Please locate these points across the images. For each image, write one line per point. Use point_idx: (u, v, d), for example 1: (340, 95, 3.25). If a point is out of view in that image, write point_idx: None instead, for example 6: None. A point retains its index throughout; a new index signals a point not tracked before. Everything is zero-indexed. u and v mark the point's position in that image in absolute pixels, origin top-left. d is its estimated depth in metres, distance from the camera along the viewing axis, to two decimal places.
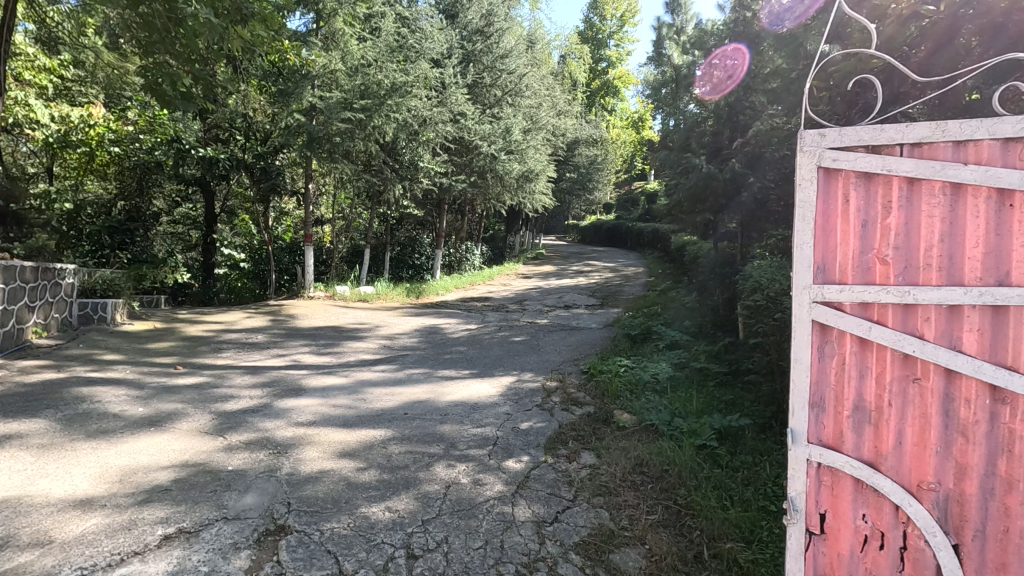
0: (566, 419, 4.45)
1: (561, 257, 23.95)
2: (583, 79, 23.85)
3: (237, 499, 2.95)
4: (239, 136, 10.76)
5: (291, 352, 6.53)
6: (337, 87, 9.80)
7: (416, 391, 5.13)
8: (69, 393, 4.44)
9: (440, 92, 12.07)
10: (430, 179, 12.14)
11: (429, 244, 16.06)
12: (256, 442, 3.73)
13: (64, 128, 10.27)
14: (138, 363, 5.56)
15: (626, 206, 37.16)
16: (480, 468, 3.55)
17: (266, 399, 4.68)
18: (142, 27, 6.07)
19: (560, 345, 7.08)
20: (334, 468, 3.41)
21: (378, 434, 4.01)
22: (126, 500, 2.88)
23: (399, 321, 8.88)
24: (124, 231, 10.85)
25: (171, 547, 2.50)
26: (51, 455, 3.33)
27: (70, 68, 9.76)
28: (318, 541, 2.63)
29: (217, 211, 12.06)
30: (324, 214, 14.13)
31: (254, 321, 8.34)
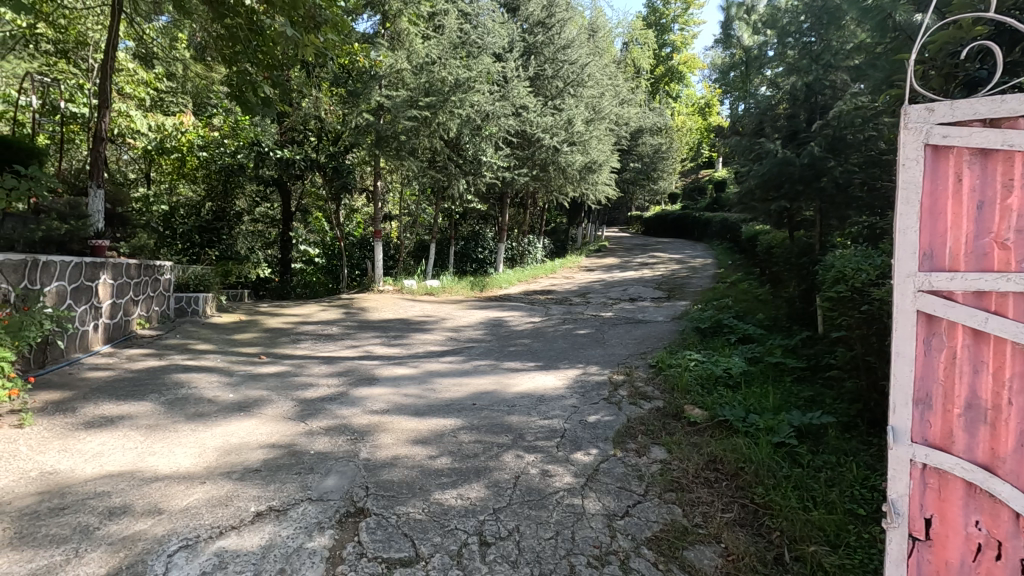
0: (634, 414, 4.38)
1: (625, 249, 23.51)
2: (647, 65, 23.20)
3: (320, 481, 3.12)
4: (312, 138, 11.38)
5: (364, 343, 6.80)
6: (403, 85, 10.01)
7: (483, 382, 5.22)
8: (169, 379, 4.84)
9: (502, 86, 12.13)
10: (493, 174, 12.25)
11: (492, 238, 16.25)
12: (335, 428, 3.92)
13: (161, 137, 10.92)
14: (227, 353, 5.97)
15: (693, 196, 35.90)
16: (549, 459, 3.57)
17: (342, 387, 4.91)
18: (227, 38, 6.49)
19: (625, 338, 6.98)
20: (408, 455, 3.53)
21: (448, 423, 4.11)
22: (223, 477, 3.11)
23: (464, 313, 9.05)
24: (212, 230, 12.04)
25: (263, 523, 2.67)
26: (158, 435, 3.64)
27: (164, 81, 10.60)
28: (395, 525, 2.73)
29: (293, 209, 12.74)
30: (391, 211, 14.59)
31: (328, 314, 8.76)
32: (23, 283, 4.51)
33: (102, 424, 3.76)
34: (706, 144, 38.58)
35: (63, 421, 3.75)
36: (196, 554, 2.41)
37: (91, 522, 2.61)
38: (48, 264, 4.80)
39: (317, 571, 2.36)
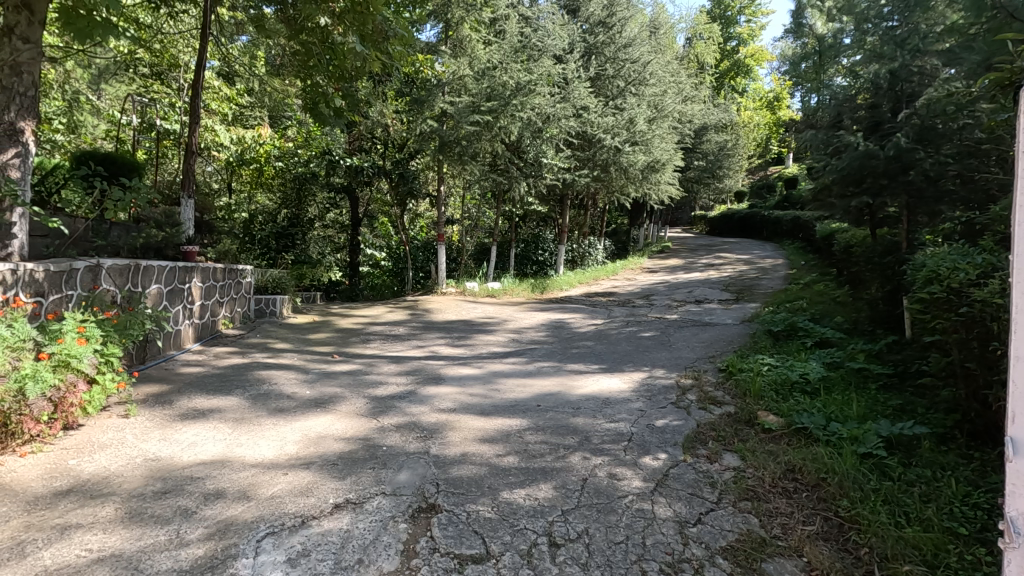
0: (704, 419, 4.24)
1: (689, 249, 22.83)
2: (712, 60, 22.48)
3: (393, 476, 3.22)
4: (379, 145, 11.89)
5: (429, 343, 6.97)
6: (466, 91, 10.22)
7: (547, 383, 5.22)
8: (251, 376, 5.15)
9: (562, 88, 12.11)
10: (555, 176, 12.20)
11: (552, 240, 16.23)
12: (405, 426, 4.03)
13: (242, 149, 11.76)
14: (303, 352, 6.28)
15: (761, 194, 34.42)
16: (617, 462, 3.52)
17: (411, 386, 5.04)
18: (304, 56, 6.86)
19: (692, 341, 6.77)
20: (477, 453, 3.59)
21: (514, 423, 4.13)
22: (304, 469, 3.27)
23: (526, 315, 9.08)
24: (287, 236, 12.56)
25: (341, 514, 2.78)
26: (244, 428, 3.88)
27: (246, 96, 11.41)
28: (466, 521, 2.78)
29: (361, 214, 13.24)
30: (452, 215, 14.87)
31: (395, 315, 9.03)
32: (127, 286, 4.94)
33: (195, 416, 4.05)
34: (775, 140, 36.87)
35: (162, 412, 4.07)
36: (282, 541, 2.54)
37: (189, 506, 2.81)
38: (148, 268, 5.24)
39: (393, 564, 2.43)
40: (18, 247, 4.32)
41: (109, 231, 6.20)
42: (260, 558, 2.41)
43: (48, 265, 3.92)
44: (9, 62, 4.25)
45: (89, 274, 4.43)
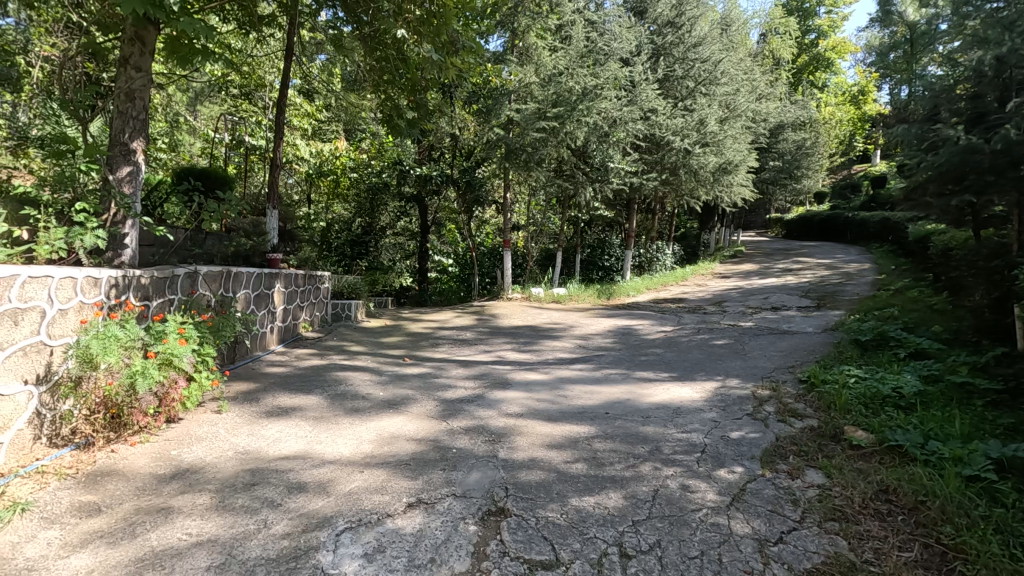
0: (784, 432, 4.02)
1: (765, 254, 21.78)
2: (788, 55, 21.42)
3: (463, 478, 3.27)
4: (447, 155, 12.38)
5: (496, 348, 7.05)
6: (532, 98, 10.36)
7: (615, 390, 5.13)
8: (330, 377, 5.41)
9: (629, 91, 11.93)
10: (622, 180, 11.94)
11: (619, 245, 16.04)
12: (474, 429, 4.09)
13: (321, 161, 12.50)
14: (376, 355, 6.52)
15: (845, 194, 32.33)
16: (690, 474, 3.40)
17: (479, 390, 5.12)
18: (381, 73, 7.14)
19: (770, 350, 6.45)
20: (544, 458, 3.59)
21: (582, 430, 4.10)
22: (379, 467, 3.40)
23: (592, 321, 8.99)
24: (361, 244, 13.37)
25: (414, 513, 2.86)
26: (323, 426, 4.07)
27: (324, 111, 12.06)
28: (535, 527, 2.77)
29: (430, 222, 13.62)
30: (518, 221, 15.02)
31: (463, 320, 9.21)
32: (221, 291, 5.33)
33: (279, 414, 4.30)
34: (860, 137, 34.53)
35: (251, 409, 4.36)
36: (359, 536, 2.64)
37: (275, 497, 2.99)
38: (238, 273, 5.64)
39: (464, 564, 2.47)
40: (130, 256, 4.78)
41: (205, 240, 6.72)
42: (339, 551, 2.52)
43: (154, 271, 4.30)
44: (125, 90, 4.74)
45: (188, 280, 4.82)
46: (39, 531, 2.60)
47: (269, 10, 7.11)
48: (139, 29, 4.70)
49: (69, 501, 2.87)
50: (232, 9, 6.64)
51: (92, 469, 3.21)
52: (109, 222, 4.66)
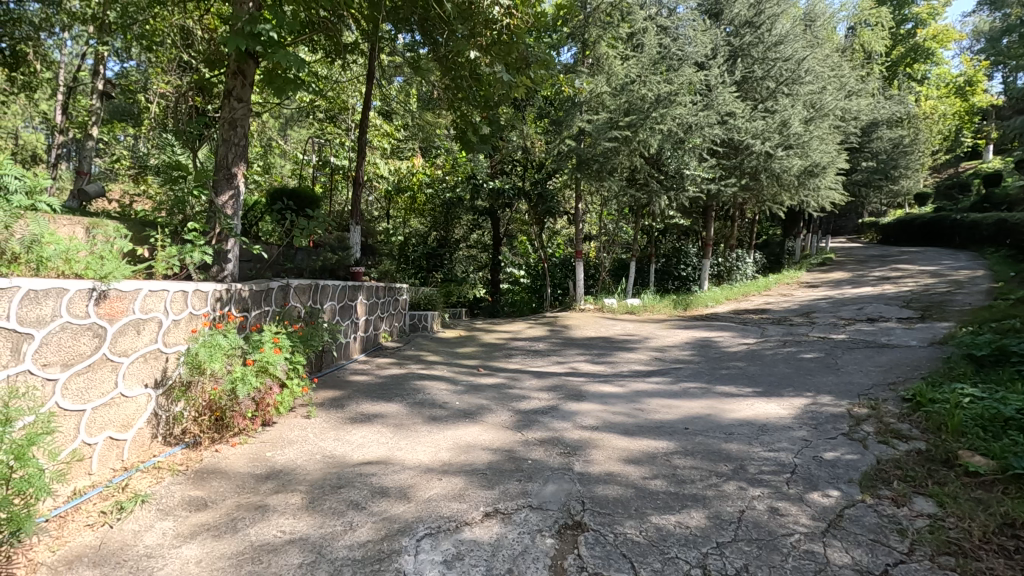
0: (887, 454, 3.69)
1: (858, 261, 20.25)
2: (881, 48, 19.96)
3: (539, 490, 3.26)
4: (519, 168, 12.72)
5: (570, 360, 7.00)
6: (603, 108, 10.32)
7: (695, 405, 4.94)
8: (408, 385, 5.59)
9: (705, 96, 11.59)
10: (698, 187, 11.66)
11: (696, 254, 15.59)
12: (549, 441, 4.07)
13: (398, 178, 13.10)
14: (452, 365, 6.67)
15: (951, 195, 29.47)
16: (779, 496, 3.20)
17: (553, 402, 5.10)
18: (456, 91, 7.34)
19: (866, 365, 5.96)
20: (622, 473, 3.50)
21: (660, 445, 3.97)
22: (456, 475, 3.46)
23: (669, 333, 8.73)
24: (436, 256, 13.80)
25: (492, 523, 2.88)
26: (403, 433, 4.21)
27: (402, 130, 12.64)
28: (614, 543, 2.71)
29: (502, 234, 13.83)
30: (590, 231, 15.07)
31: (535, 331, 9.23)
32: (309, 303, 5.69)
33: (362, 420, 4.50)
34: (969, 131, 31.41)
35: (336, 415, 4.59)
36: (438, 543, 2.70)
37: (359, 501, 3.12)
38: (325, 286, 5.98)
39: None
40: (231, 271, 5.20)
41: (296, 256, 7.20)
42: (420, 556, 2.58)
43: (252, 284, 4.66)
44: (228, 119, 5.19)
45: (281, 293, 5.17)
46: (156, 522, 2.86)
47: (352, 38, 7.52)
48: (241, 64, 5.16)
49: (180, 495, 3.15)
50: (319, 40, 7.10)
51: (200, 466, 3.51)
52: (214, 240, 5.09)
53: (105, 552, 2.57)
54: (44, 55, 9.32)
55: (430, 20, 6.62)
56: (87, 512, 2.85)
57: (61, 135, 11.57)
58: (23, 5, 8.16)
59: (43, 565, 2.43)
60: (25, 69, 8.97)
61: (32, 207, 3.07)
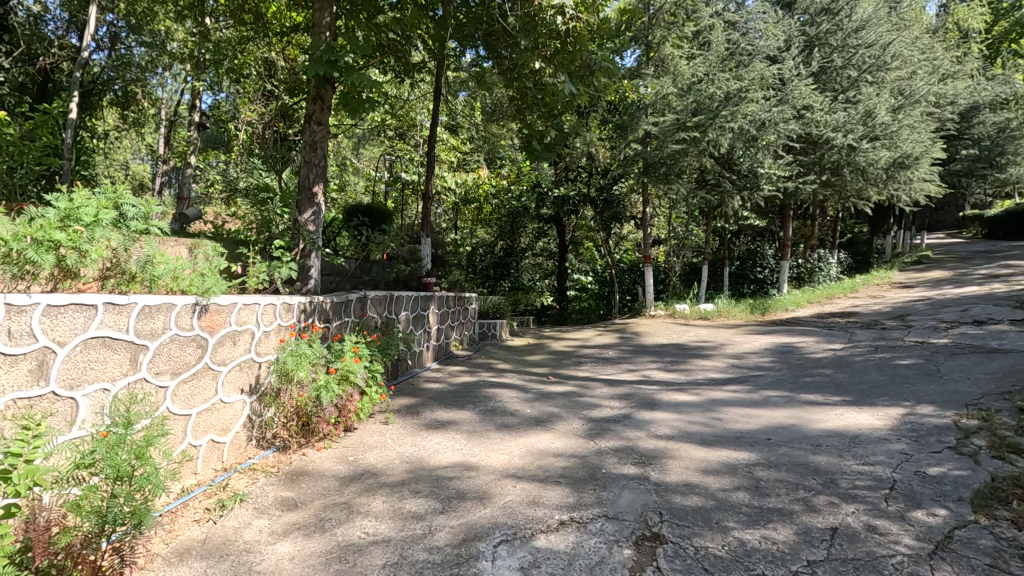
0: (1003, 471, 3.34)
1: (960, 258, 18.50)
2: (980, 25, 18.26)
3: (614, 499, 3.22)
4: (584, 174, 12.71)
5: (641, 367, 6.86)
6: (670, 109, 10.12)
7: (777, 414, 4.69)
8: (480, 393, 5.69)
9: (779, 90, 11.07)
10: (774, 186, 11.15)
11: (773, 256, 14.88)
12: (623, 450, 4.00)
13: (465, 190, 13.50)
14: (522, 372, 6.71)
15: None
16: (876, 512, 2.98)
17: (626, 410, 5.02)
18: (521, 101, 7.41)
19: (975, 373, 5.43)
20: (701, 484, 3.39)
21: (741, 456, 3.80)
22: (529, 482, 3.48)
23: (746, 339, 8.35)
24: (503, 266, 13.83)
25: (567, 532, 2.87)
26: (477, 439, 4.29)
27: (468, 143, 13.02)
28: (695, 557, 2.62)
29: (569, 241, 13.79)
30: (659, 235, 14.74)
31: (605, 338, 9.12)
32: (385, 313, 5.92)
33: (437, 427, 4.62)
34: None
35: (412, 422, 4.74)
36: (514, 550, 2.72)
37: (436, 506, 3.21)
38: (399, 297, 6.21)
39: None
40: (313, 285, 5.50)
41: (371, 268, 7.54)
42: (497, 562, 2.62)
43: (333, 296, 4.92)
44: (309, 142, 5.52)
45: (359, 304, 5.42)
46: (253, 519, 3.08)
47: (419, 58, 7.81)
48: (320, 89, 5.48)
49: (274, 495, 3.36)
50: (389, 62, 7.39)
51: (290, 469, 3.74)
52: (298, 256, 5.42)
53: (211, 546, 2.80)
54: (150, 94, 10.36)
55: (494, 35, 6.74)
56: (194, 508, 3.11)
57: (164, 165, 12.76)
58: (132, 50, 9.14)
59: (159, 556, 2.68)
60: (135, 107, 10.01)
61: (146, 230, 3.38)
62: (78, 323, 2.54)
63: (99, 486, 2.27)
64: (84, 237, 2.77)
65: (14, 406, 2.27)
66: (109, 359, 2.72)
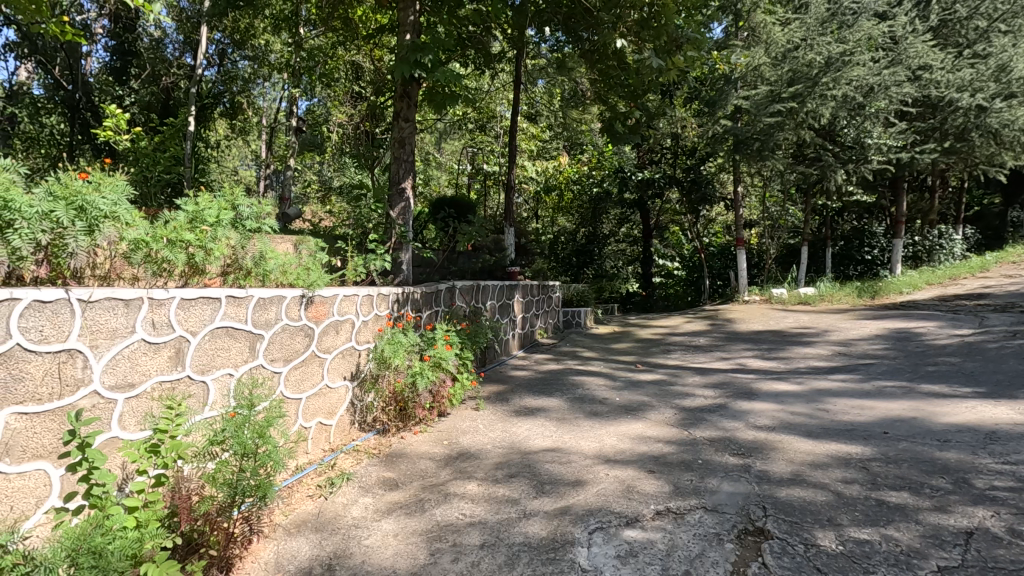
0: None
1: None
2: None
3: (713, 490, 3.10)
4: (670, 155, 12.27)
5: (736, 355, 6.53)
6: (763, 81, 9.57)
7: (895, 406, 4.29)
8: (568, 381, 5.69)
9: (890, 50, 10.02)
10: (885, 156, 10.16)
11: (884, 234, 13.59)
12: (720, 440, 3.84)
13: (546, 178, 13.52)
14: (609, 360, 6.62)
15: None
16: (1022, 518, 2.64)
17: (721, 399, 4.81)
18: (604, 82, 7.21)
19: None
20: (809, 477, 3.17)
21: (854, 450, 3.52)
22: (621, 470, 3.43)
23: (854, 325, 7.70)
24: (586, 252, 13.81)
25: (664, 522, 2.80)
26: (566, 426, 4.30)
27: (547, 130, 12.97)
28: (805, 555, 2.46)
29: (653, 225, 13.42)
30: (752, 216, 13.96)
31: (695, 325, 8.78)
32: (472, 302, 6.05)
33: (527, 413, 4.68)
34: None
35: (502, 408, 4.84)
36: (609, 537, 2.69)
37: (528, 491, 3.25)
38: (485, 286, 6.32)
39: None
40: (405, 275, 5.73)
41: (458, 259, 7.77)
42: (593, 549, 2.61)
43: (423, 287, 5.08)
44: (398, 139, 5.73)
45: (448, 294, 5.57)
46: (360, 497, 3.28)
47: (499, 48, 7.87)
48: (406, 87, 5.66)
49: (377, 475, 3.56)
50: (470, 55, 7.47)
51: (390, 450, 3.95)
52: (392, 248, 5.64)
53: (323, 520, 3.02)
54: (254, 103, 11.27)
55: (573, 17, 6.59)
56: (307, 484, 3.37)
57: (268, 168, 13.83)
58: (238, 64, 9.94)
59: (279, 526, 2.93)
60: (241, 117, 10.92)
61: (260, 228, 3.64)
62: (206, 315, 2.82)
63: (229, 461, 2.50)
64: (208, 236, 3.07)
65: (158, 388, 2.56)
66: (232, 347, 3.00)
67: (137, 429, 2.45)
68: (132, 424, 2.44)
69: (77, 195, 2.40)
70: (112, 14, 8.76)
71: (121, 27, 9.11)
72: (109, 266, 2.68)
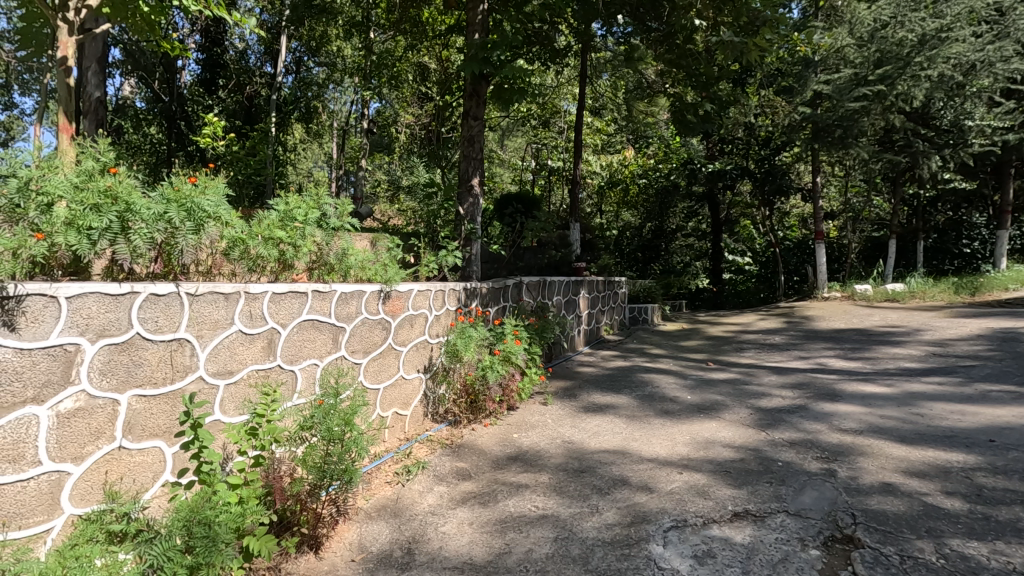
0: None
1: None
2: None
3: (796, 495, 2.97)
4: (743, 146, 11.79)
5: (816, 355, 6.19)
6: (847, 64, 9.05)
7: (1002, 413, 3.93)
8: (636, 378, 5.61)
9: (994, 23, 9.14)
10: (988, 139, 9.31)
11: (986, 225, 12.57)
12: (801, 443, 3.67)
13: (611, 171, 13.44)
14: (678, 358, 6.47)
15: None
16: None
17: (800, 400, 4.59)
18: (676, 70, 7.02)
19: None
20: (904, 486, 2.98)
21: (954, 458, 3.27)
22: (696, 471, 3.37)
23: (951, 323, 7.10)
24: (652, 248, 13.46)
25: (743, 524, 2.72)
26: (637, 424, 4.26)
27: (611, 124, 12.84)
28: (900, 566, 2.32)
29: (723, 218, 12.98)
30: (832, 207, 13.23)
31: (769, 323, 8.40)
32: (539, 298, 6.08)
33: (596, 410, 4.67)
34: None
35: (571, 404, 4.85)
36: (686, 536, 2.65)
37: (600, 488, 3.26)
38: (551, 282, 6.32)
39: None
40: (474, 271, 5.84)
41: (525, 255, 7.87)
42: (669, 547, 2.57)
43: (490, 282, 5.15)
44: (468, 137, 5.86)
45: (515, 289, 5.63)
46: (435, 485, 3.39)
47: (564, 42, 7.85)
48: (475, 85, 5.77)
49: (450, 465, 3.67)
50: (536, 52, 7.50)
51: (461, 441, 4.05)
52: (462, 244, 5.75)
53: (401, 505, 3.15)
54: (326, 108, 11.85)
55: (642, 7, 6.55)
56: (385, 472, 3.51)
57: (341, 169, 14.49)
58: (314, 71, 10.47)
59: (362, 510, 3.08)
60: (315, 120, 11.49)
61: (342, 225, 3.85)
62: (295, 308, 3.00)
63: (318, 445, 2.65)
64: (298, 233, 3.29)
65: (253, 375, 2.76)
66: (317, 338, 3.17)
67: (236, 413, 2.66)
68: (232, 408, 2.64)
69: (186, 198, 2.61)
70: (204, 29, 9.46)
71: (210, 41, 9.78)
72: (211, 262, 2.90)
